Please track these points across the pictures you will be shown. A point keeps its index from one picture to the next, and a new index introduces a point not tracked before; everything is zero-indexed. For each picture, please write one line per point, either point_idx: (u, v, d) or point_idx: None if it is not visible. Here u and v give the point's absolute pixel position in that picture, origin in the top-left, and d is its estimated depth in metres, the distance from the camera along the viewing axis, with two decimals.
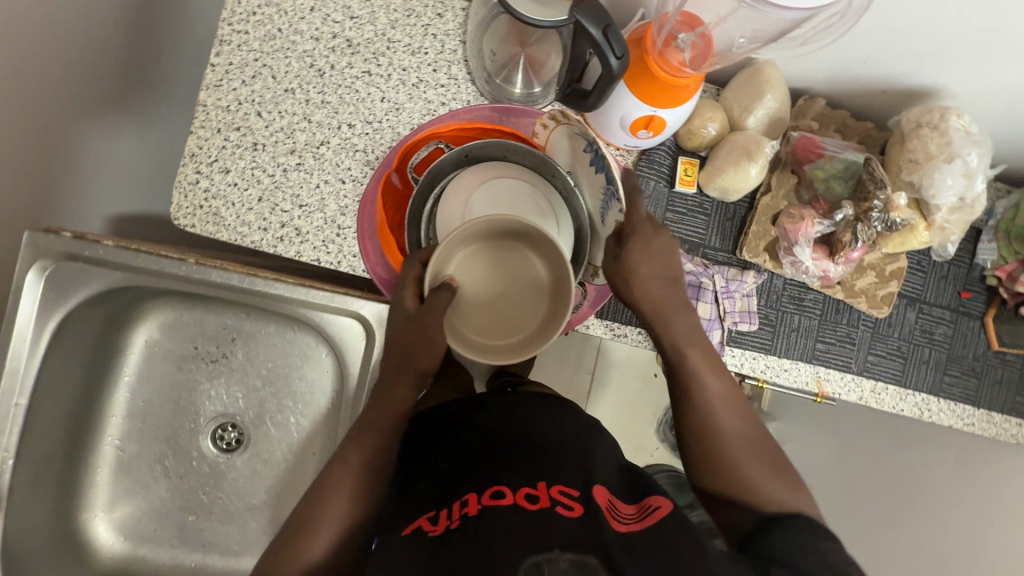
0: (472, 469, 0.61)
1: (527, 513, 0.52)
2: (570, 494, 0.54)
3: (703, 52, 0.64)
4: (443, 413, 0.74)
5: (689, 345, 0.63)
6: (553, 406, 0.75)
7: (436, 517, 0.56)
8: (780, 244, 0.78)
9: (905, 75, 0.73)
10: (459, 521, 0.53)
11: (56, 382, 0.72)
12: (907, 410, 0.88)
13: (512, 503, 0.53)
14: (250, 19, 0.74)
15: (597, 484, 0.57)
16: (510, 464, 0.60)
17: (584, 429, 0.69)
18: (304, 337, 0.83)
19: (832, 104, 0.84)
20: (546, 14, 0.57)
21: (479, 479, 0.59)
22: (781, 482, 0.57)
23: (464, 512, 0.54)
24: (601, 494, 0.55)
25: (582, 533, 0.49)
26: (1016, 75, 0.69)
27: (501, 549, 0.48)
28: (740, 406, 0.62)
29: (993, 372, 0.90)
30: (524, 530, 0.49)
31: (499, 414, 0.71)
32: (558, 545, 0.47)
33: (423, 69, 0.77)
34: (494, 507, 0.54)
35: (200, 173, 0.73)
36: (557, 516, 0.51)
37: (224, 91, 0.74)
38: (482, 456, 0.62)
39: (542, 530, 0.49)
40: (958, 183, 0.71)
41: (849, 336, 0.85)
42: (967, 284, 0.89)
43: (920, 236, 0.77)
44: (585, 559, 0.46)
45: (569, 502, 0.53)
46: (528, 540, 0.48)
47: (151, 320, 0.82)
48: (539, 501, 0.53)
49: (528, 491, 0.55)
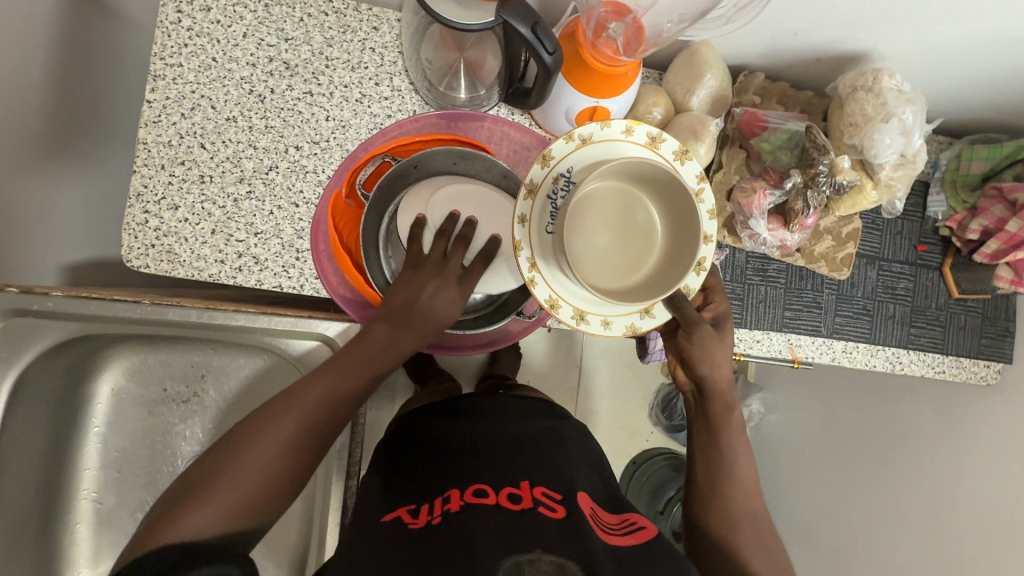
0: (456, 471, 0.61)
1: (510, 511, 0.53)
2: (552, 496, 0.56)
3: (635, 38, 0.64)
4: (420, 428, 0.74)
5: (728, 436, 0.63)
6: (530, 415, 0.75)
7: (418, 511, 0.56)
8: (736, 218, 0.79)
9: (836, 42, 0.75)
10: (441, 517, 0.53)
11: (19, 442, 0.70)
12: (880, 364, 0.90)
13: (495, 503, 0.54)
14: (182, 51, 0.73)
15: (580, 490, 0.59)
16: (494, 466, 0.61)
17: (564, 433, 0.71)
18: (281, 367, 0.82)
19: (772, 77, 0.85)
20: (475, 17, 0.56)
21: (462, 478, 0.59)
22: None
23: (446, 508, 0.54)
24: (583, 501, 0.57)
25: (566, 533, 0.49)
26: (940, 31, 0.71)
27: (482, 541, 0.48)
28: (754, 484, 0.63)
29: (957, 319, 0.93)
30: (506, 530, 0.49)
31: (484, 428, 0.70)
32: (541, 545, 0.47)
33: (365, 84, 0.77)
34: (475, 503, 0.54)
35: (148, 213, 0.72)
36: (540, 516, 0.52)
37: (163, 126, 0.73)
38: (463, 459, 0.63)
39: (525, 528, 0.50)
40: (896, 141, 0.73)
41: (815, 301, 0.87)
42: (922, 237, 0.91)
43: (869, 196, 0.78)
44: (566, 563, 0.45)
45: (552, 503, 0.54)
46: (510, 539, 0.48)
47: (116, 367, 0.80)
48: (523, 500, 0.54)
49: (511, 492, 0.56)
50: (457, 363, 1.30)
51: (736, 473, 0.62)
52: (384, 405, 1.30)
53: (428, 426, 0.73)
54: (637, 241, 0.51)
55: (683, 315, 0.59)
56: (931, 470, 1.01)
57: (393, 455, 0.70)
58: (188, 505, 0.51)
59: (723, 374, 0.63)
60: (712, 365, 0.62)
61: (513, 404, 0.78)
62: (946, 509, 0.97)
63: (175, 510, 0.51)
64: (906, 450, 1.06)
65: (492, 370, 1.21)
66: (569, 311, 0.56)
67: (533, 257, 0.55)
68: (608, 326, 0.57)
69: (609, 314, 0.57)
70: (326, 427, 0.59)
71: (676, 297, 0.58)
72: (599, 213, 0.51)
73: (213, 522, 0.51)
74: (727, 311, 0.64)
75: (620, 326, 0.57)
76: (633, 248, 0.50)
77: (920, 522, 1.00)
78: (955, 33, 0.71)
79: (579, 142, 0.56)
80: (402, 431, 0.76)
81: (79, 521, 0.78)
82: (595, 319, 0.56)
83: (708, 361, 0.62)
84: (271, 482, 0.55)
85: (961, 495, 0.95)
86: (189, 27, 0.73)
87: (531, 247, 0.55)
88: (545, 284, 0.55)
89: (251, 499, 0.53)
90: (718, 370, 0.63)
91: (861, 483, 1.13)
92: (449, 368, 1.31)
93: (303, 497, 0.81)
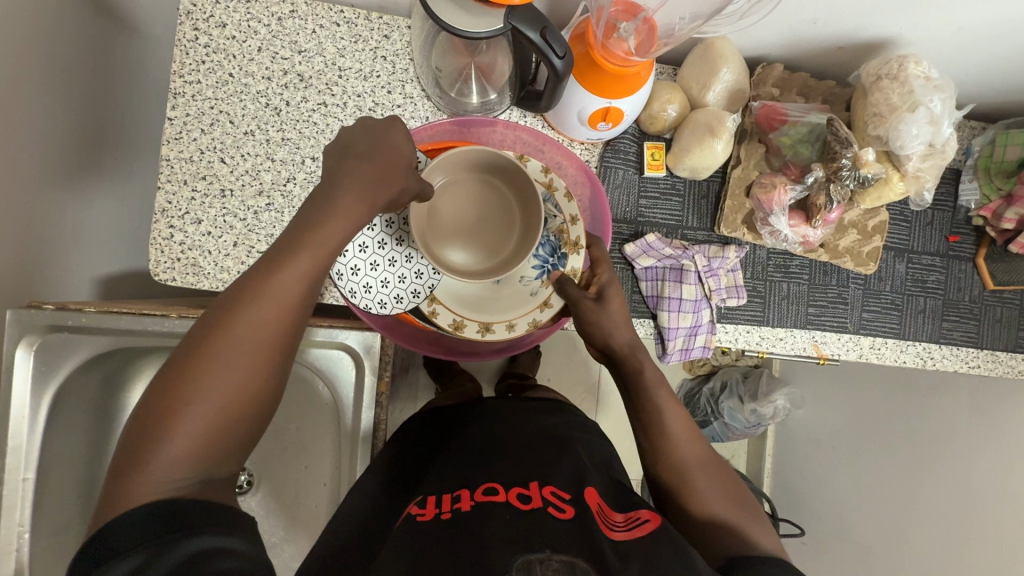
0: (461, 471, 0.62)
1: (519, 509, 0.53)
2: (561, 496, 0.56)
3: (648, 36, 0.63)
4: (440, 432, 0.76)
5: (658, 392, 0.63)
6: (549, 415, 0.77)
7: (425, 502, 0.57)
8: (756, 215, 0.78)
9: (858, 30, 0.73)
10: (450, 512, 0.54)
11: (60, 451, 0.73)
12: (910, 360, 0.88)
13: (505, 501, 0.55)
14: (201, 67, 0.74)
15: (587, 486, 0.58)
16: (505, 465, 0.62)
17: (580, 435, 0.72)
18: (317, 385, 0.86)
19: (791, 68, 0.83)
20: (483, 25, 0.56)
21: (470, 479, 0.60)
22: (750, 519, 0.56)
23: (456, 505, 0.55)
24: (591, 497, 0.57)
25: (575, 534, 0.49)
26: (971, 13, 0.68)
27: (494, 537, 0.48)
28: (693, 432, 0.62)
29: (993, 312, 0.89)
30: (515, 526, 0.50)
31: (498, 429, 0.72)
32: (551, 547, 0.47)
33: (378, 92, 0.77)
34: (485, 501, 0.55)
35: (173, 227, 0.74)
36: (549, 518, 0.51)
37: (185, 142, 0.74)
38: (475, 462, 0.64)
39: (533, 526, 0.50)
40: (923, 131, 0.70)
41: (841, 296, 0.85)
42: (954, 228, 0.88)
43: (895, 187, 0.76)
44: (576, 561, 0.45)
45: (561, 503, 0.54)
46: (520, 537, 0.48)
47: (148, 376, 0.83)
48: (532, 500, 0.55)
49: (521, 491, 0.56)
50: (477, 363, 1.32)
51: (669, 427, 0.62)
52: (409, 404, 1.32)
53: (447, 430, 0.76)
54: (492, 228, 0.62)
55: (567, 295, 0.67)
56: (967, 469, 0.97)
57: (412, 451, 0.73)
58: (146, 451, 0.41)
59: (626, 335, 0.64)
60: (605, 333, 0.64)
61: (533, 407, 0.80)
62: (980, 509, 0.93)
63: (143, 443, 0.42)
64: (938, 447, 1.03)
65: (513, 370, 1.21)
66: (474, 327, 0.68)
67: (429, 295, 0.68)
68: (512, 327, 0.68)
69: (511, 318, 0.69)
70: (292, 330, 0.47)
71: (563, 279, 0.68)
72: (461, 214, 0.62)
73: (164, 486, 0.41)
74: (611, 278, 0.68)
75: (524, 325, 0.69)
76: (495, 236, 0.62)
77: (954, 521, 0.96)
78: (989, 15, 0.68)
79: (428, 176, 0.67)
80: (425, 430, 0.78)
81: None
82: (500, 326, 0.69)
83: (602, 331, 0.65)
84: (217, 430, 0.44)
85: (993, 495, 0.92)
86: (206, 44, 0.74)
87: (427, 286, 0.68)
88: (447, 310, 0.68)
89: (226, 421, 0.44)
90: (620, 331, 0.64)
91: (893, 479, 1.10)
92: (470, 368, 1.32)
93: (330, 498, 0.84)
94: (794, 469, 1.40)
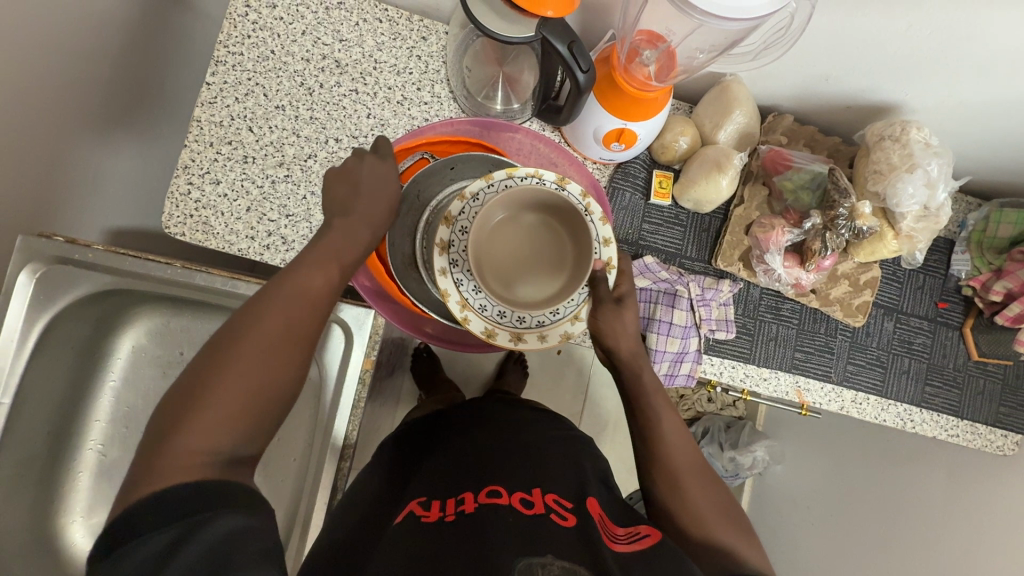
0: (463, 475, 0.62)
1: (522, 515, 0.52)
2: (563, 504, 0.56)
3: (667, 65, 0.68)
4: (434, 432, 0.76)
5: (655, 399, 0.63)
6: (554, 424, 0.77)
7: (428, 504, 0.57)
8: (753, 252, 0.80)
9: (866, 92, 0.77)
10: (454, 516, 0.54)
11: (40, 384, 0.73)
12: (890, 420, 0.88)
13: (508, 505, 0.54)
14: (245, 41, 0.78)
15: (590, 497, 0.58)
16: (510, 472, 0.61)
17: (578, 446, 0.71)
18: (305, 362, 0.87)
19: (801, 120, 0.87)
20: (516, 31, 0.59)
21: (473, 482, 0.59)
22: (743, 537, 0.55)
23: (460, 508, 0.55)
24: (593, 508, 0.57)
25: (577, 542, 0.49)
26: (971, 89, 0.72)
27: (500, 541, 0.48)
28: (685, 439, 0.62)
29: (975, 382, 0.90)
30: (521, 532, 0.49)
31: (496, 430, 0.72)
32: (552, 553, 0.46)
33: (408, 88, 0.81)
34: (489, 504, 0.54)
35: (192, 184, 0.76)
36: (552, 525, 0.51)
37: (217, 107, 0.77)
38: (483, 462, 0.63)
39: (538, 532, 0.49)
40: (919, 191, 0.73)
41: (827, 345, 0.86)
42: (943, 295, 0.90)
43: (889, 245, 0.79)
44: (577, 569, 0.45)
45: (563, 511, 0.54)
46: (522, 540, 0.48)
47: (138, 326, 0.84)
48: (535, 506, 0.54)
49: (524, 497, 0.56)
50: (465, 373, 1.32)
51: (664, 432, 0.61)
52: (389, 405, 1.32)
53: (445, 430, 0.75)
54: (540, 275, 0.52)
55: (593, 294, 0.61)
56: (937, 542, 0.95)
57: (411, 452, 0.72)
58: (167, 436, 0.43)
59: (626, 340, 0.62)
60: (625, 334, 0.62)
61: (530, 415, 0.79)
62: None
63: (167, 428, 0.43)
64: (912, 515, 1.02)
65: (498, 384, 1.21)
66: (505, 336, 0.58)
67: (461, 297, 0.57)
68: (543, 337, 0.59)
69: (541, 328, 0.59)
70: (304, 319, 0.49)
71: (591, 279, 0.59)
72: (512, 238, 0.52)
73: (198, 463, 0.42)
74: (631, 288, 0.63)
75: (555, 336, 0.60)
76: (515, 285, 0.51)
77: None
78: (987, 92, 0.72)
79: (471, 200, 0.58)
80: (411, 433, 0.78)
81: (81, 468, 0.81)
82: (530, 337, 0.59)
83: (612, 333, 0.61)
84: (260, 389, 0.46)
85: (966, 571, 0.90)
86: (255, 21, 0.78)
87: (457, 291, 0.57)
88: (479, 315, 0.58)
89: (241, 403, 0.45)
90: (621, 338, 0.62)
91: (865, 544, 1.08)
92: (457, 377, 1.32)
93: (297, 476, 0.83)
94: (766, 524, 1.37)
